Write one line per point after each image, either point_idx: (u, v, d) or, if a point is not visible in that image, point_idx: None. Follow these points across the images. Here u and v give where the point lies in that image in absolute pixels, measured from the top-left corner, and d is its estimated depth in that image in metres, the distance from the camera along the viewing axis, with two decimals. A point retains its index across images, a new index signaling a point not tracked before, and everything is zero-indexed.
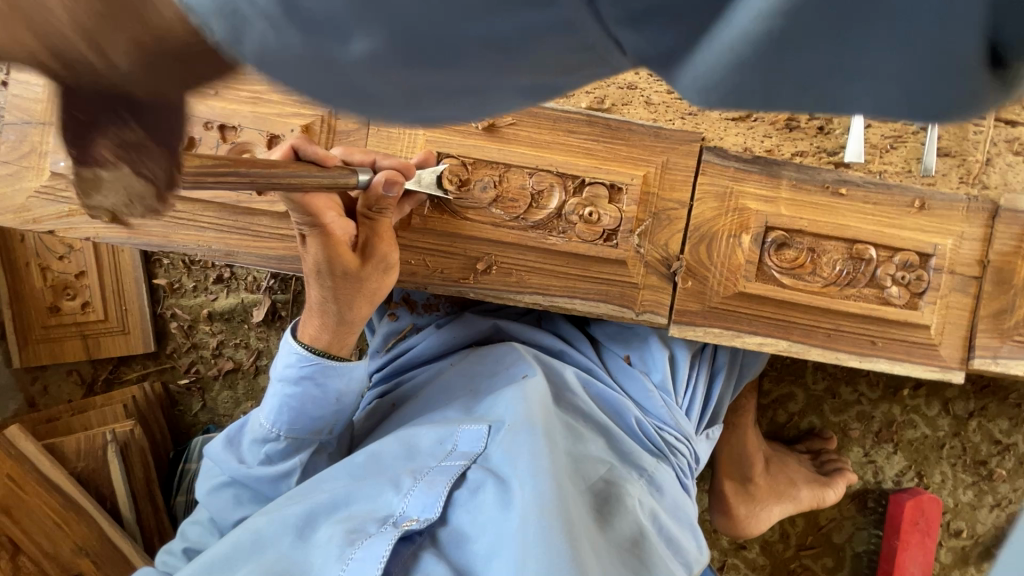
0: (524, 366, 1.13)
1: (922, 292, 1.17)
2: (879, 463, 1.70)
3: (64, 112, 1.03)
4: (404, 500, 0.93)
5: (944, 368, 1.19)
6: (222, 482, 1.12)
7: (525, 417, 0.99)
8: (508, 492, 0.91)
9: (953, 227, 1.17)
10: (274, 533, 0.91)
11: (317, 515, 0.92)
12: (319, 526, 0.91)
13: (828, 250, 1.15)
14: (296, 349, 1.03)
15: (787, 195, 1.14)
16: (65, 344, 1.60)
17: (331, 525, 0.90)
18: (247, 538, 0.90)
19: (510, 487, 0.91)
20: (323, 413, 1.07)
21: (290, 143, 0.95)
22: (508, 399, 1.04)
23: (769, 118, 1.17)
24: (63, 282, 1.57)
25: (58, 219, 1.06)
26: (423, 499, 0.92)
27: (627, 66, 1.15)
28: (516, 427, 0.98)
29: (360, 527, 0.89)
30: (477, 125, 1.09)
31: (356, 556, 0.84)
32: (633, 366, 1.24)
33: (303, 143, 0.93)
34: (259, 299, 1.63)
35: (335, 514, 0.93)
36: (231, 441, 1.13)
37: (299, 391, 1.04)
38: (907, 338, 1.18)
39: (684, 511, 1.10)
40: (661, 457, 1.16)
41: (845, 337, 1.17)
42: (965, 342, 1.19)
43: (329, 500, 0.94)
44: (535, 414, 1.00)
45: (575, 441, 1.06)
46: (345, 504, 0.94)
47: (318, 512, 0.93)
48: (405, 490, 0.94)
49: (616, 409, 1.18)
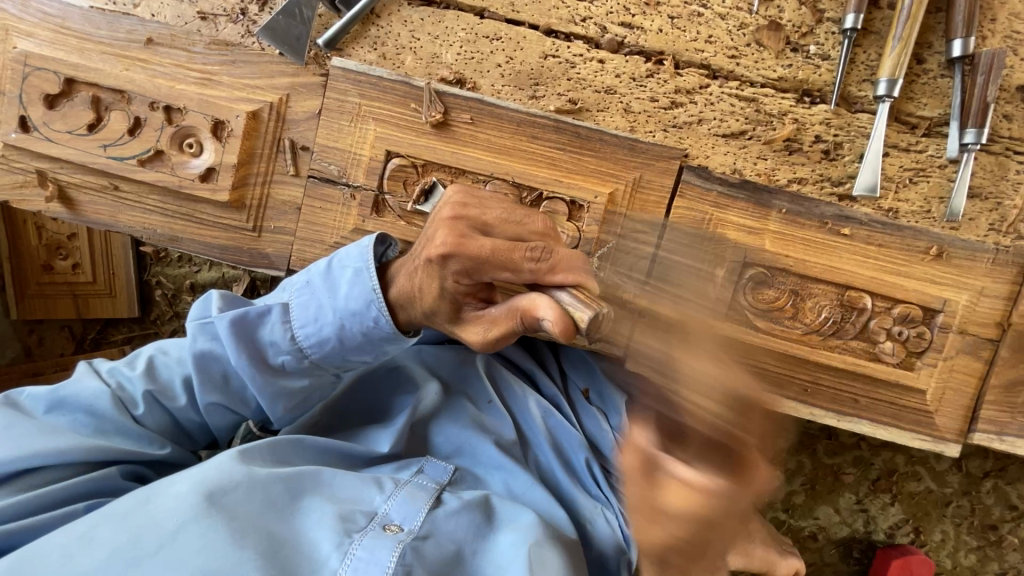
0: (486, 386, 1.14)
1: (921, 351, 1.03)
2: (872, 513, 1.63)
3: (14, 82, 1.01)
4: (387, 502, 0.94)
5: (937, 439, 1.05)
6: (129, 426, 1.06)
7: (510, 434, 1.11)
8: (487, 528, 0.97)
9: (972, 280, 1.01)
10: (263, 482, 0.89)
11: (303, 484, 0.92)
12: (307, 496, 0.92)
13: (814, 293, 1.02)
14: (206, 303, 0.93)
15: (775, 228, 1.01)
16: (57, 302, 1.67)
17: (322, 504, 0.91)
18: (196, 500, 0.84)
19: (493, 527, 0.97)
20: (247, 355, 0.90)
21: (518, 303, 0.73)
22: (492, 426, 1.11)
23: (766, 136, 1.03)
24: (56, 243, 1.63)
25: (11, 190, 1.05)
26: (406, 507, 0.94)
27: (608, 67, 1.02)
28: (501, 475, 1.07)
29: (351, 518, 0.91)
30: (428, 121, 1.00)
31: (356, 553, 0.86)
32: (591, 402, 1.18)
33: (565, 305, 0.70)
34: (239, 276, 1.60)
35: (321, 493, 0.93)
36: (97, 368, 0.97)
37: (210, 337, 0.92)
38: (897, 400, 1.05)
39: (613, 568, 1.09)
40: (604, 504, 1.11)
41: (824, 393, 1.05)
42: (968, 413, 1.04)
43: (316, 473, 0.94)
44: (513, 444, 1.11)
45: (512, 478, 1.06)
46: (330, 484, 0.94)
47: (307, 485, 0.93)
48: (388, 492, 0.96)
49: (570, 445, 1.13)
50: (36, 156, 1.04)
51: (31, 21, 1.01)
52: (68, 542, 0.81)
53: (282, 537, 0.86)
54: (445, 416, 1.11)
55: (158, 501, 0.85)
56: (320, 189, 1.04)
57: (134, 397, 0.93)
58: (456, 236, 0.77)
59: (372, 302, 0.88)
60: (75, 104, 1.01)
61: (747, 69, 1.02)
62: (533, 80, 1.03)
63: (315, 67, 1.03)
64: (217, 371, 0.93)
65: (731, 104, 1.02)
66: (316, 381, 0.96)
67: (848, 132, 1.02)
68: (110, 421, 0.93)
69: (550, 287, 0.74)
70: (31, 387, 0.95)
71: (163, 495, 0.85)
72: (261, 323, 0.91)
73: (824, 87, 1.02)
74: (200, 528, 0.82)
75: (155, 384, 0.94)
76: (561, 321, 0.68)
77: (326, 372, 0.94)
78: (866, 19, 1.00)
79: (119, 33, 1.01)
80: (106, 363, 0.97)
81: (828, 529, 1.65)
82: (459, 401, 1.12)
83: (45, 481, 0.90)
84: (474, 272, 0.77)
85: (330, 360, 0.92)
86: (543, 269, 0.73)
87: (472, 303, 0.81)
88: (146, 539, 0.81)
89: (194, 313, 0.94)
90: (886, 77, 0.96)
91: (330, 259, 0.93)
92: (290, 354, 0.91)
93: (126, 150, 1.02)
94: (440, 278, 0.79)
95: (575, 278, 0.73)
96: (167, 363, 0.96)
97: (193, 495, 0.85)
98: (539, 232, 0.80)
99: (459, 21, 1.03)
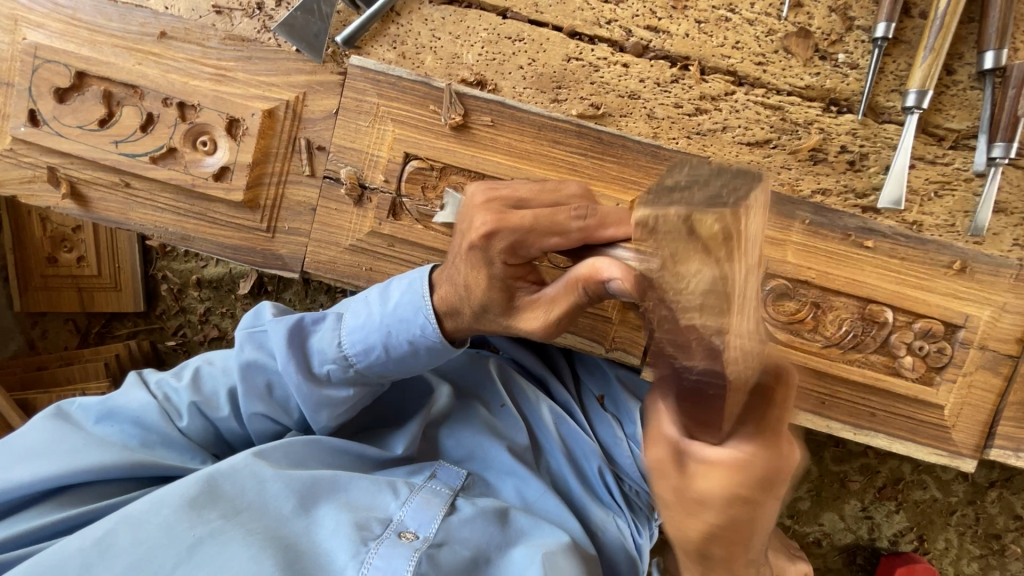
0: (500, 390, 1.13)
1: (941, 366, 1.02)
2: (876, 520, 1.63)
3: (24, 74, 0.98)
4: (403, 509, 0.93)
5: (953, 454, 1.05)
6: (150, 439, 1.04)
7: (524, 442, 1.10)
8: (504, 536, 0.96)
9: (995, 296, 1.00)
10: (276, 494, 0.88)
11: (318, 492, 0.91)
12: (322, 505, 0.91)
13: (836, 306, 1.01)
14: (260, 313, 0.95)
15: (797, 239, 0.99)
16: (62, 295, 1.64)
17: (337, 512, 0.90)
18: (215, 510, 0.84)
19: (505, 535, 0.96)
20: (291, 362, 0.89)
21: (586, 270, 0.67)
22: (506, 432, 1.10)
23: (791, 146, 1.01)
24: (61, 235, 1.61)
25: (20, 184, 1.03)
26: (421, 514, 0.93)
27: (632, 71, 1.00)
28: (514, 482, 1.06)
29: (367, 525, 0.89)
30: (447, 123, 0.98)
31: (373, 562, 0.84)
32: (606, 409, 1.17)
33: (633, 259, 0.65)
34: (246, 272, 1.58)
35: (335, 501, 0.91)
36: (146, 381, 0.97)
37: (257, 346, 0.92)
38: (914, 415, 1.04)
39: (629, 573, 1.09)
40: (616, 512, 1.11)
41: (842, 406, 1.04)
42: (985, 428, 1.04)
43: (331, 479, 0.93)
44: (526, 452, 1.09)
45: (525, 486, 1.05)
46: (344, 489, 0.93)
47: (320, 491, 0.92)
48: (403, 498, 0.95)
49: (583, 453, 1.12)
50: (45, 151, 1.01)
51: (41, 11, 0.98)
52: (84, 549, 0.80)
53: (298, 546, 0.85)
54: (458, 420, 1.10)
55: (173, 512, 0.83)
56: (336, 191, 1.02)
57: (179, 409, 0.93)
58: (496, 212, 0.78)
59: (419, 309, 0.85)
60: (86, 99, 0.99)
61: (774, 76, 1.00)
62: (555, 83, 1.01)
63: (333, 65, 1.00)
64: (261, 381, 0.92)
65: (757, 112, 1.01)
66: (361, 390, 0.94)
67: (874, 143, 1.00)
68: (156, 433, 0.93)
69: (605, 249, 0.71)
70: (82, 398, 0.95)
71: (180, 505, 0.84)
72: (314, 331, 0.92)
73: (851, 96, 1.00)
74: (219, 539, 0.81)
75: (198, 395, 0.93)
76: (633, 278, 0.62)
77: (365, 378, 0.92)
78: (897, 28, 0.98)
79: (132, 26, 0.98)
80: (156, 374, 0.97)
81: (833, 535, 1.66)
82: (472, 405, 1.11)
83: (78, 490, 0.88)
84: (520, 245, 0.76)
85: (375, 370, 0.91)
86: (592, 225, 0.73)
87: (524, 286, 0.79)
88: (164, 554, 0.80)
89: (248, 319, 0.95)
90: (916, 88, 0.94)
91: (386, 282, 0.92)
92: (333, 359, 0.90)
93: (138, 146, 1.00)
94: (485, 264, 0.77)
95: (626, 232, 0.71)
96: (212, 375, 0.95)
97: (210, 505, 0.84)
98: (575, 195, 0.81)
99: (481, 21, 1.01)
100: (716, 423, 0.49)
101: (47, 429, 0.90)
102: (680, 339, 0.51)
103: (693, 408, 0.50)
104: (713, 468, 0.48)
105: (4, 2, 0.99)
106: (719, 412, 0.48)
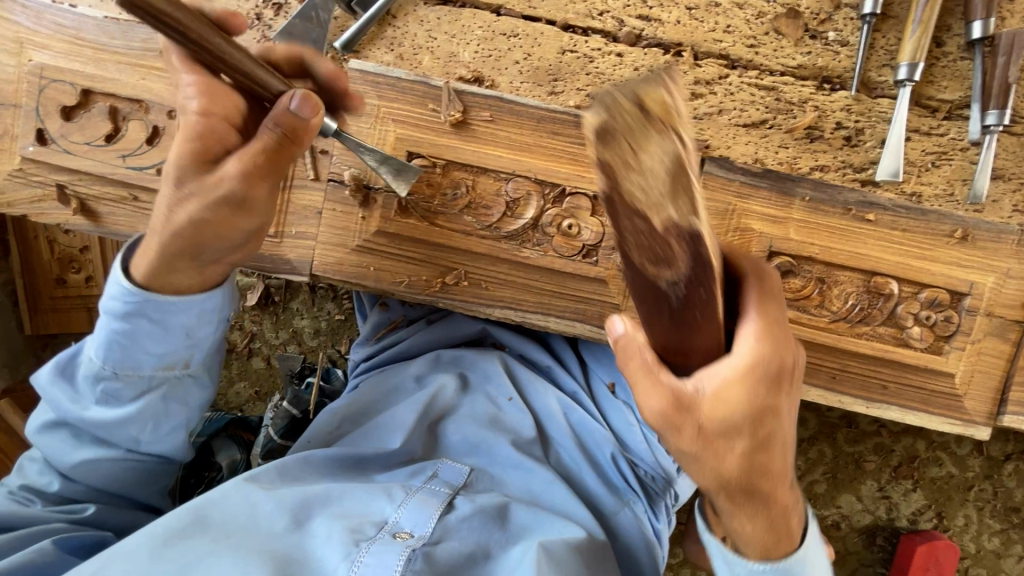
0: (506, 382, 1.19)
1: (949, 335, 1.02)
2: (894, 500, 1.63)
3: (31, 94, 1.00)
4: (398, 511, 0.93)
5: (967, 422, 1.05)
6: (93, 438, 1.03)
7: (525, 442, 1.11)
8: (503, 533, 0.95)
9: (999, 262, 1.00)
10: (267, 514, 0.88)
11: (311, 506, 0.92)
12: (314, 517, 0.90)
13: (841, 281, 1.01)
14: (120, 280, 0.88)
15: (799, 216, 1.00)
16: (72, 316, 1.66)
17: (329, 520, 0.89)
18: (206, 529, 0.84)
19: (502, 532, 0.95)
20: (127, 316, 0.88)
21: None
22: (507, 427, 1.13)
23: (787, 125, 1.02)
24: (69, 256, 1.62)
25: (30, 204, 1.04)
26: (416, 514, 0.92)
27: (626, 60, 1.02)
28: (520, 475, 1.07)
29: (360, 529, 0.88)
30: (446, 120, 1.00)
31: (365, 560, 0.82)
32: (617, 397, 1.19)
33: None
34: (253, 283, 1.66)
35: (329, 510, 0.92)
36: (63, 370, 0.97)
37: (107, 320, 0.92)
38: (926, 385, 1.04)
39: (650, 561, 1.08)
40: (633, 497, 1.11)
41: (853, 381, 1.04)
42: (996, 395, 1.04)
43: (323, 493, 0.94)
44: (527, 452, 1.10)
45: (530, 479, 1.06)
46: (338, 502, 0.94)
47: (313, 502, 0.92)
48: (399, 501, 0.95)
49: (595, 440, 1.14)
50: (54, 169, 1.03)
51: (45, 33, 1.00)
52: None
53: (290, 558, 0.83)
54: (466, 414, 1.14)
55: (164, 538, 0.83)
56: (341, 193, 1.03)
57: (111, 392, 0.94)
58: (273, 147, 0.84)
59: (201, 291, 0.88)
60: (92, 115, 1.01)
61: (767, 58, 1.02)
62: (551, 76, 1.03)
63: (333, 70, 1.02)
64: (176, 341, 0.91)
65: (751, 94, 1.02)
66: (110, 347, 0.90)
67: (869, 118, 1.02)
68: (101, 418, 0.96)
69: None
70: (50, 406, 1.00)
71: (170, 531, 0.84)
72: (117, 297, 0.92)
73: (844, 73, 1.01)
74: (210, 555, 0.80)
75: (114, 379, 0.93)
76: None
77: (177, 356, 0.95)
78: (884, 4, 1.00)
79: (134, 41, 1.00)
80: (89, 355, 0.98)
81: (852, 517, 1.65)
82: (481, 400, 1.17)
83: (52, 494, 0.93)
84: None
85: (143, 319, 0.89)
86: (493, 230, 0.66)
87: None
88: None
89: (136, 286, 0.88)
90: (907, 61, 0.96)
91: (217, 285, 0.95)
92: (166, 342, 0.92)
93: (144, 159, 1.01)
94: None
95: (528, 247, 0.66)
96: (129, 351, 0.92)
97: (200, 527, 0.85)
98: None
99: (476, 19, 1.03)
100: (693, 332, 0.65)
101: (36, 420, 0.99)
102: (655, 253, 0.60)
103: (677, 330, 0.65)
104: (739, 375, 0.66)
105: (9, 25, 1.01)
106: (696, 327, 0.64)
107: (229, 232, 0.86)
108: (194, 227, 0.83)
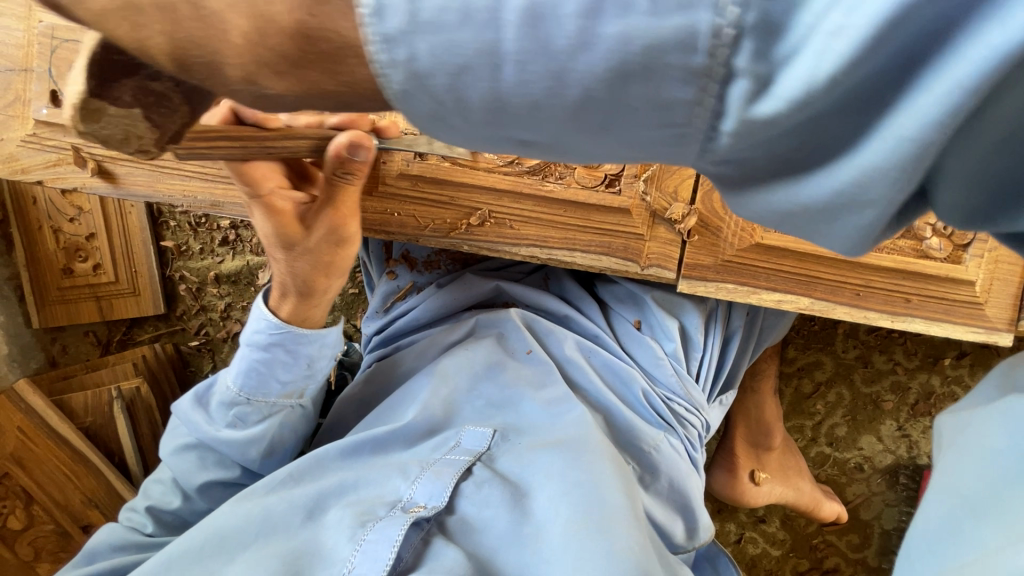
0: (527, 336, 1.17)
1: (967, 245, 1.05)
2: (914, 438, 1.63)
3: (42, 57, 1.00)
4: (413, 487, 0.92)
5: (989, 330, 1.07)
6: (187, 443, 1.05)
7: (550, 402, 1.07)
8: (516, 497, 0.91)
9: None
10: (283, 514, 0.90)
11: (326, 499, 0.93)
12: (329, 509, 0.91)
13: None
14: (266, 315, 0.99)
15: None
16: (80, 306, 1.63)
17: (342, 508, 0.90)
18: (225, 535, 0.89)
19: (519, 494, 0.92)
20: (265, 348, 0.99)
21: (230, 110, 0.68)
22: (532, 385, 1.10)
23: None
24: (74, 245, 1.59)
25: (46, 169, 1.04)
26: (431, 487, 0.91)
27: None
28: (543, 429, 1.03)
29: (369, 511, 0.89)
30: None
31: (368, 537, 0.82)
32: (643, 333, 1.20)
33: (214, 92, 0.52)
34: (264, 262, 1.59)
35: (344, 500, 0.92)
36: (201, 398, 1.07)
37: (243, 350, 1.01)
38: (947, 296, 1.06)
39: (688, 497, 1.09)
40: (667, 429, 1.13)
41: (876, 296, 1.06)
42: (1015, 302, 1.06)
43: (339, 484, 0.94)
44: (550, 409, 1.06)
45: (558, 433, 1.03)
46: (352, 489, 0.94)
47: (328, 495, 0.93)
48: (412, 478, 0.94)
49: (623, 380, 1.15)
50: (68, 131, 1.02)
51: None
52: None
53: (302, 551, 0.85)
54: (483, 373, 1.12)
55: (198, 552, 0.88)
56: None
57: (239, 417, 1.02)
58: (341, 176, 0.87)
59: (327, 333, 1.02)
60: None
61: None
62: None
63: None
64: (303, 367, 1.03)
65: None
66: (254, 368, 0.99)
67: None
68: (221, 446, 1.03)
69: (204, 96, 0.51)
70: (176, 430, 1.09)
71: (206, 545, 0.89)
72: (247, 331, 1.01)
73: None
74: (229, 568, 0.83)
75: (245, 404, 1.01)
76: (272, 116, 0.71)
77: (297, 386, 1.04)
78: None
79: None
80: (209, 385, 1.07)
81: (874, 458, 1.66)
82: (500, 357, 1.14)
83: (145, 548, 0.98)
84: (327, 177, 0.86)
85: (281, 347, 0.99)
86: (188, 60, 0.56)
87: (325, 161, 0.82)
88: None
89: (282, 322, 0.98)
90: None
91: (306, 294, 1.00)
92: (293, 372, 1.02)
93: None
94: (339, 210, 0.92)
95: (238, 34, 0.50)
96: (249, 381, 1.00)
97: (218, 539, 0.89)
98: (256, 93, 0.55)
99: None
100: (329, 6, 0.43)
101: (178, 424, 1.08)
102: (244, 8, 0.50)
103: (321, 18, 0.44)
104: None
105: None
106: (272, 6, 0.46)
107: (348, 259, 0.98)
108: (328, 267, 0.96)
